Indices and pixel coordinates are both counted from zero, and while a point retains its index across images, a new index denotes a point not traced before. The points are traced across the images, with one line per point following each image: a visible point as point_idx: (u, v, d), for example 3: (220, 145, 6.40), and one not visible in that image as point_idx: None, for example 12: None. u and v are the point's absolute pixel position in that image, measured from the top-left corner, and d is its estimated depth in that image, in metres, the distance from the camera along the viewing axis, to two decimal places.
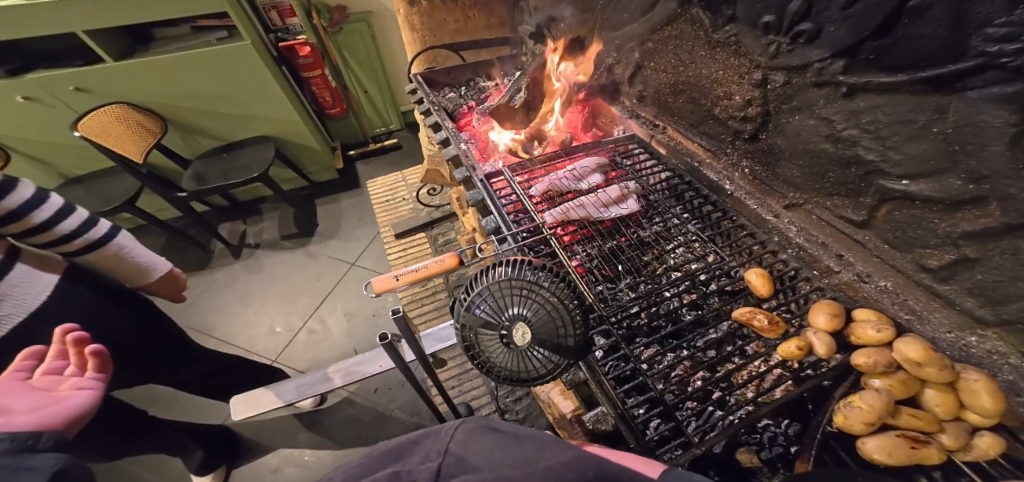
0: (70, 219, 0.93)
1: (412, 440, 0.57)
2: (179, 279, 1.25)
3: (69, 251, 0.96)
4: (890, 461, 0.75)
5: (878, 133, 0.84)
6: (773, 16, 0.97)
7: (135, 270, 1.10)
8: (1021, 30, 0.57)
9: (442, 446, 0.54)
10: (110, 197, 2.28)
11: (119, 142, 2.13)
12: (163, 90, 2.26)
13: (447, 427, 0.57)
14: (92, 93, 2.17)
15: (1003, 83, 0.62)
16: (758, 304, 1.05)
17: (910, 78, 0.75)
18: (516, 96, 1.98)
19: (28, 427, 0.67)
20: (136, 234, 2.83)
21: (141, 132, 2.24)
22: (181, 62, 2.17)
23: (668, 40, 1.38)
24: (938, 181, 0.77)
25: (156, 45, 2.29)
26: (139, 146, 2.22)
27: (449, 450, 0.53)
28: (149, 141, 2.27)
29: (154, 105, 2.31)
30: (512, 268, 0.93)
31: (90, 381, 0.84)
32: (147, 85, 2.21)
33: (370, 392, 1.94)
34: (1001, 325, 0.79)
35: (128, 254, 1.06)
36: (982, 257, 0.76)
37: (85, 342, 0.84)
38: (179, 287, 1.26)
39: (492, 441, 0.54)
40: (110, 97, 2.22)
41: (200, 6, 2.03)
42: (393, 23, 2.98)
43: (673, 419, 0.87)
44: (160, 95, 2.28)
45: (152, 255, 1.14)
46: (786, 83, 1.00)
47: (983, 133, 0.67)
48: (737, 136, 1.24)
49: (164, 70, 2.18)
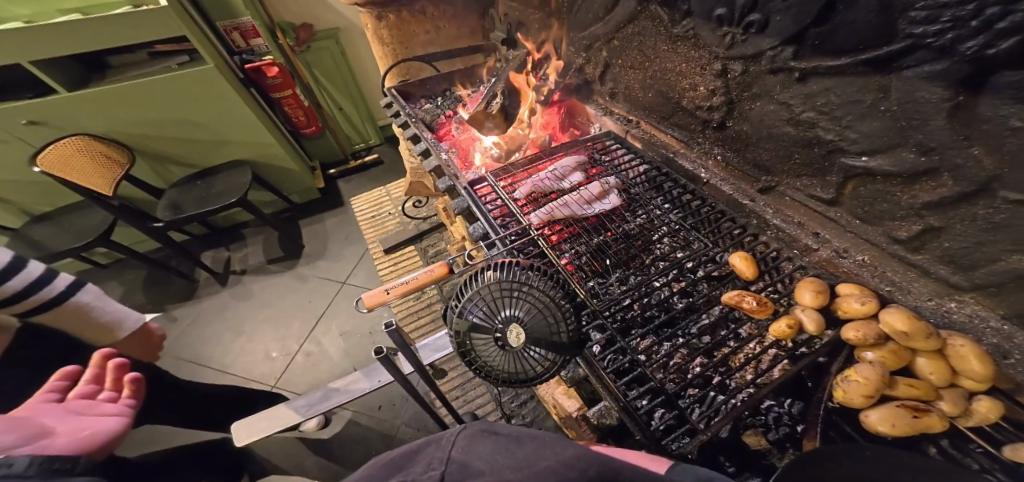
0: (20, 276, 0.92)
1: (414, 449, 0.59)
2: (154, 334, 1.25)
3: (24, 311, 0.95)
4: (893, 432, 0.77)
5: (833, 114, 0.86)
6: (725, 9, 1.00)
7: (103, 327, 1.09)
8: (938, 13, 0.63)
9: (444, 453, 0.56)
10: (85, 233, 2.26)
11: (85, 176, 2.09)
12: (132, 120, 2.26)
13: (449, 435, 0.59)
14: (47, 125, 2.14)
15: (933, 62, 0.67)
16: (746, 287, 1.06)
17: (852, 60, 0.78)
18: (493, 102, 1.94)
19: (69, 447, 0.69)
20: (116, 268, 2.81)
21: (107, 164, 2.20)
22: (146, 88, 2.16)
23: (631, 38, 1.41)
24: (894, 156, 0.79)
25: (112, 74, 2.26)
26: (106, 177, 2.18)
27: (450, 458, 0.55)
28: (115, 172, 2.23)
29: (119, 136, 2.30)
30: (502, 271, 0.94)
31: (122, 408, 0.86)
32: (116, 116, 2.21)
33: (376, 409, 1.95)
34: (975, 289, 0.80)
35: (93, 309, 1.06)
36: (946, 226, 0.78)
37: (126, 368, 0.91)
38: (154, 342, 1.25)
39: (493, 445, 0.55)
40: (66, 128, 2.18)
41: (150, 33, 2.01)
42: (362, 38, 3.05)
43: (676, 407, 0.88)
44: (125, 125, 2.26)
45: (121, 310, 1.14)
46: (743, 72, 1.03)
47: (924, 108, 0.71)
48: (706, 125, 1.26)
49: (132, 99, 2.17)
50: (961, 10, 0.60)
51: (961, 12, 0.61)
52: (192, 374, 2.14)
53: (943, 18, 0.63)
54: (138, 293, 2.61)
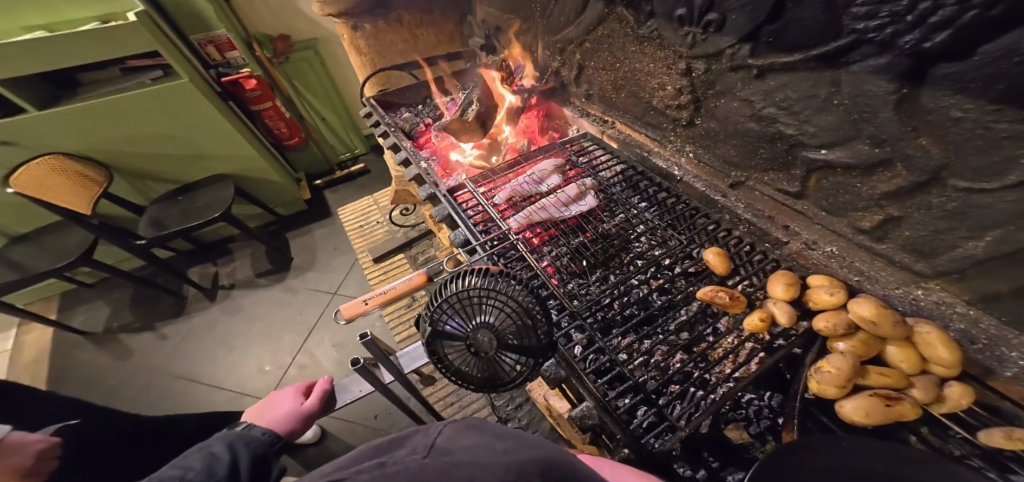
0: None
1: (396, 436, 0.54)
2: (37, 442, 0.85)
3: None
4: (869, 422, 0.76)
5: (792, 109, 0.88)
6: (685, 10, 1.01)
7: None
8: (877, 8, 0.64)
9: (428, 440, 0.52)
10: (65, 252, 2.20)
11: (61, 197, 2.03)
12: (104, 137, 2.21)
13: (436, 424, 0.55)
14: (17, 145, 2.08)
15: (877, 56, 0.68)
16: (721, 282, 1.05)
17: (804, 56, 0.80)
18: (468, 109, 1.96)
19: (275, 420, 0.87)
20: (98, 289, 2.74)
21: (82, 182, 2.13)
22: (116, 104, 2.11)
23: (602, 40, 1.42)
24: (851, 148, 0.81)
25: (84, 91, 2.22)
26: (83, 197, 2.12)
27: (434, 445, 0.51)
28: (93, 191, 2.17)
29: (91, 153, 2.25)
30: (474, 276, 0.90)
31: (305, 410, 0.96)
32: (87, 134, 2.16)
33: (371, 419, 1.92)
34: (939, 276, 0.81)
35: None
36: (904, 215, 0.80)
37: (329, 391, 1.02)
38: (39, 451, 0.84)
39: (477, 439, 0.52)
40: (35, 148, 2.12)
41: (114, 49, 1.96)
42: (340, 47, 3.04)
43: (655, 405, 0.87)
44: (99, 142, 2.21)
45: None
46: (706, 70, 1.04)
47: (873, 101, 0.73)
48: (676, 124, 1.27)
49: (103, 116, 2.13)
50: (896, 6, 0.61)
51: (897, 8, 0.62)
52: (187, 394, 2.09)
53: (882, 12, 0.64)
54: (125, 312, 2.56)
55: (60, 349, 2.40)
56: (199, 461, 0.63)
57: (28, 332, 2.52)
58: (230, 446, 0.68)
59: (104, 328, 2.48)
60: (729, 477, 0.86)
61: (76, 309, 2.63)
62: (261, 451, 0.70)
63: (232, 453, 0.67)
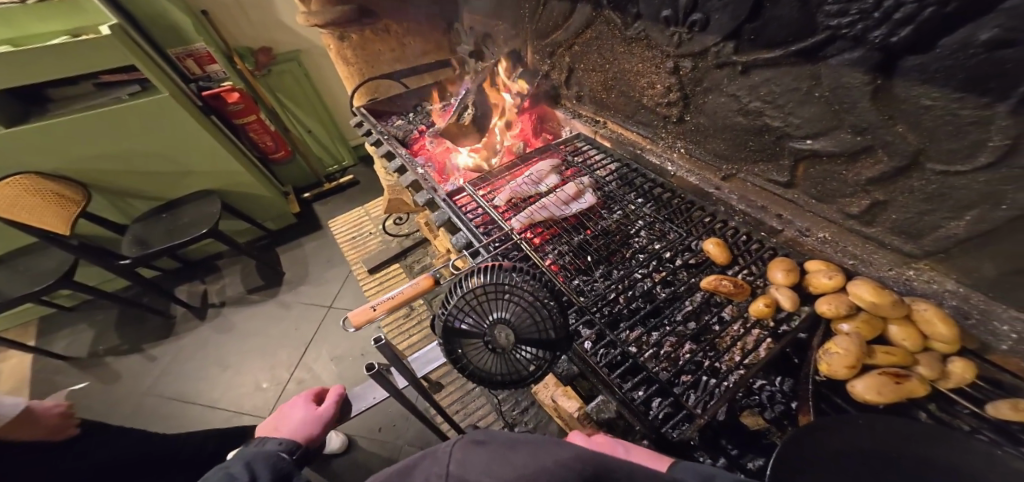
0: None
1: (409, 465, 0.56)
2: (55, 407, 1.00)
3: None
4: (881, 400, 0.77)
5: (776, 102, 0.92)
6: (670, 11, 1.05)
7: None
8: (848, 6, 0.68)
9: (442, 468, 0.53)
10: (40, 276, 2.17)
11: (37, 217, 2.03)
12: (85, 154, 2.18)
13: (441, 448, 0.55)
14: None
15: (851, 50, 0.72)
16: (723, 271, 1.08)
17: (785, 52, 0.83)
18: (464, 113, 1.99)
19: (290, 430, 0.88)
20: (84, 311, 2.72)
21: (59, 202, 2.12)
22: (96, 121, 2.09)
23: (590, 43, 1.46)
24: (834, 137, 0.84)
25: (53, 107, 2.18)
26: (61, 216, 2.12)
27: (450, 473, 0.51)
28: (71, 211, 2.16)
29: (67, 172, 2.21)
30: (486, 275, 0.92)
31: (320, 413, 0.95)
32: (63, 153, 2.13)
33: (376, 432, 1.91)
34: (928, 256, 0.83)
35: None
36: (890, 199, 0.83)
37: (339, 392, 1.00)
38: (59, 415, 1.00)
39: (488, 454, 0.52)
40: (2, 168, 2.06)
41: (88, 62, 1.96)
42: (325, 58, 3.07)
43: (671, 394, 0.87)
44: (74, 160, 2.18)
45: None
46: (693, 68, 1.08)
47: (851, 93, 0.76)
48: (667, 121, 1.31)
49: (91, 132, 2.11)
50: (864, 4, 0.66)
51: (865, 6, 0.66)
52: (183, 414, 2.08)
53: (852, 10, 0.68)
54: (110, 335, 2.54)
55: (43, 374, 2.38)
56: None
57: (4, 360, 2.49)
58: (247, 464, 0.70)
59: (89, 352, 2.46)
60: (749, 463, 0.86)
61: (57, 334, 2.60)
62: (281, 467, 0.72)
63: (254, 475, 0.68)
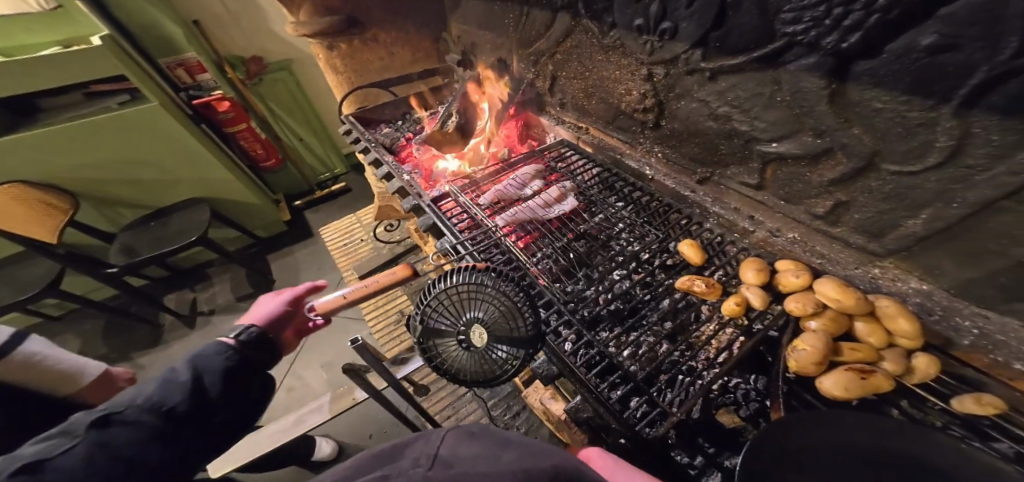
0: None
1: (400, 444, 0.53)
2: (124, 373, 1.14)
3: None
4: (849, 395, 0.78)
5: (743, 107, 0.95)
6: (642, 20, 1.09)
7: (65, 376, 0.93)
8: (801, 13, 0.72)
9: (432, 451, 0.51)
10: (25, 286, 2.08)
11: (23, 226, 1.99)
12: (70, 164, 2.15)
13: (434, 432, 0.54)
14: None
15: (806, 56, 0.76)
16: (698, 272, 1.09)
17: (748, 58, 0.87)
18: (448, 121, 2.07)
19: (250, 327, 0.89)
20: (69, 321, 2.65)
21: (47, 211, 2.08)
22: (81, 129, 2.06)
23: (570, 51, 1.50)
24: (797, 140, 0.87)
25: (42, 117, 2.13)
26: (48, 224, 2.07)
27: (438, 455, 0.50)
28: (58, 219, 2.12)
29: (52, 180, 2.17)
30: (462, 276, 0.92)
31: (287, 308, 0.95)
32: (47, 162, 2.09)
33: (366, 438, 1.87)
34: (891, 254, 0.86)
35: (53, 361, 0.91)
36: (851, 199, 0.86)
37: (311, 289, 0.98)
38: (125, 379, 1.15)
39: (479, 448, 0.51)
40: None
41: (77, 73, 1.95)
42: (315, 67, 3.07)
43: (645, 393, 0.88)
44: (59, 169, 2.14)
45: (75, 359, 0.98)
46: (665, 75, 1.12)
47: (809, 97, 0.80)
48: (644, 126, 1.34)
49: (76, 140, 2.08)
50: (816, 11, 0.69)
51: (817, 13, 0.70)
52: None
53: (805, 17, 0.72)
54: (96, 344, 2.46)
55: None
56: (153, 383, 0.74)
57: None
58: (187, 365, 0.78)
59: None
60: (726, 461, 0.87)
61: None
62: (227, 367, 0.81)
63: (195, 372, 0.77)
